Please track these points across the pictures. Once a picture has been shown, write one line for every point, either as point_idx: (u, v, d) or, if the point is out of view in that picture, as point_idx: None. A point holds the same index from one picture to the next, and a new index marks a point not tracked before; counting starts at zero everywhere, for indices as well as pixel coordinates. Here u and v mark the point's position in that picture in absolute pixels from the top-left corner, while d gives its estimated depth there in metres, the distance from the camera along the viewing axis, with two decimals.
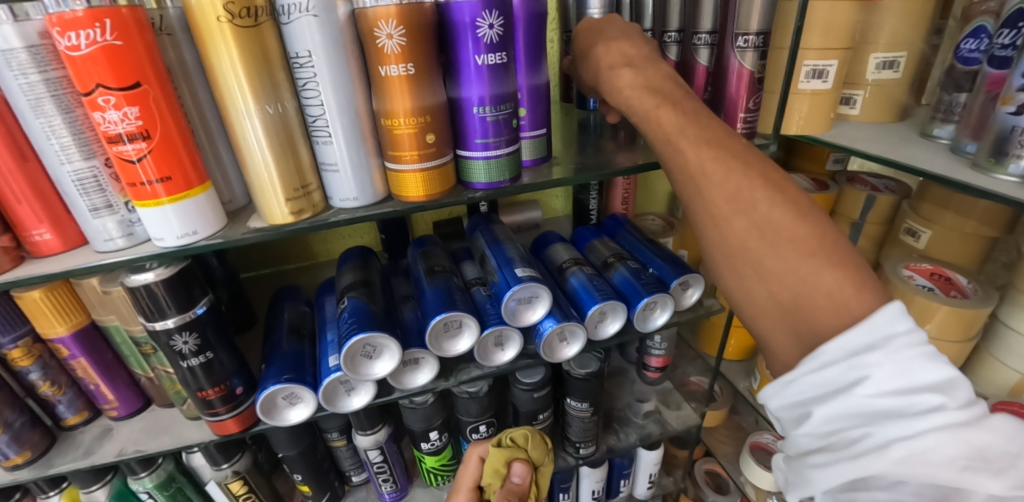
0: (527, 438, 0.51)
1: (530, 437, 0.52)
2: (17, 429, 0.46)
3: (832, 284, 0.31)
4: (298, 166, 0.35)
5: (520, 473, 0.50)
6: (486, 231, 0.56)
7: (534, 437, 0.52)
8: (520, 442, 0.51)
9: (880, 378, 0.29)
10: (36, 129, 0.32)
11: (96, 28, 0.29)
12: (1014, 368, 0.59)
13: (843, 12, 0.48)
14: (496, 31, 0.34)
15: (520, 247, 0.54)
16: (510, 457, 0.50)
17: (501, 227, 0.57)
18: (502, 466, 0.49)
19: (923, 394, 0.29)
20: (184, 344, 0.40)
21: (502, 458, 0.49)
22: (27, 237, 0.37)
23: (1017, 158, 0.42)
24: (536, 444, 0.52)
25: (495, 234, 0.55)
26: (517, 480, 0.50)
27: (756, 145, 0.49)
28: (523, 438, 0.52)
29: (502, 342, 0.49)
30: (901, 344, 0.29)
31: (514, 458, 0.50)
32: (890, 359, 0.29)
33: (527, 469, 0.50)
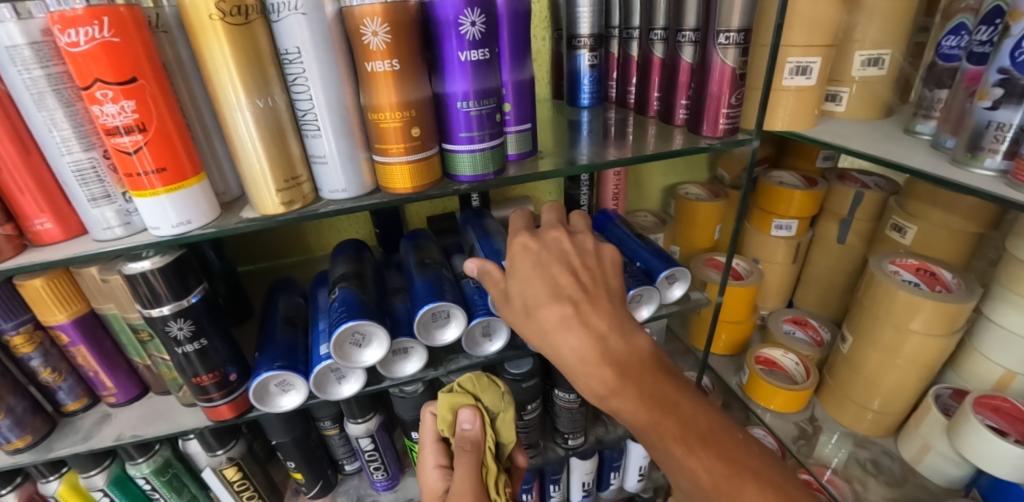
0: (479, 382, 0.48)
1: (483, 381, 0.49)
2: (18, 413, 0.47)
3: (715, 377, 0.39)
4: (288, 157, 0.37)
5: (469, 419, 0.46)
6: (475, 223, 0.58)
7: (488, 381, 0.49)
8: (474, 387, 0.48)
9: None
10: (37, 121, 0.33)
11: (95, 25, 0.30)
12: (998, 362, 0.60)
13: (825, 10, 0.49)
14: (478, 29, 0.35)
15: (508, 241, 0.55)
16: (458, 403, 0.47)
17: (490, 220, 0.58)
18: (452, 413, 0.47)
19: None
20: (179, 330, 0.41)
21: (451, 404, 0.47)
22: (29, 226, 0.38)
23: (992, 153, 0.42)
24: (490, 388, 0.48)
25: (485, 227, 0.56)
26: (467, 426, 0.46)
27: (739, 141, 0.50)
28: (478, 383, 0.49)
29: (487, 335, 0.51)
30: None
31: (462, 404, 0.47)
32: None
33: (476, 414, 0.46)
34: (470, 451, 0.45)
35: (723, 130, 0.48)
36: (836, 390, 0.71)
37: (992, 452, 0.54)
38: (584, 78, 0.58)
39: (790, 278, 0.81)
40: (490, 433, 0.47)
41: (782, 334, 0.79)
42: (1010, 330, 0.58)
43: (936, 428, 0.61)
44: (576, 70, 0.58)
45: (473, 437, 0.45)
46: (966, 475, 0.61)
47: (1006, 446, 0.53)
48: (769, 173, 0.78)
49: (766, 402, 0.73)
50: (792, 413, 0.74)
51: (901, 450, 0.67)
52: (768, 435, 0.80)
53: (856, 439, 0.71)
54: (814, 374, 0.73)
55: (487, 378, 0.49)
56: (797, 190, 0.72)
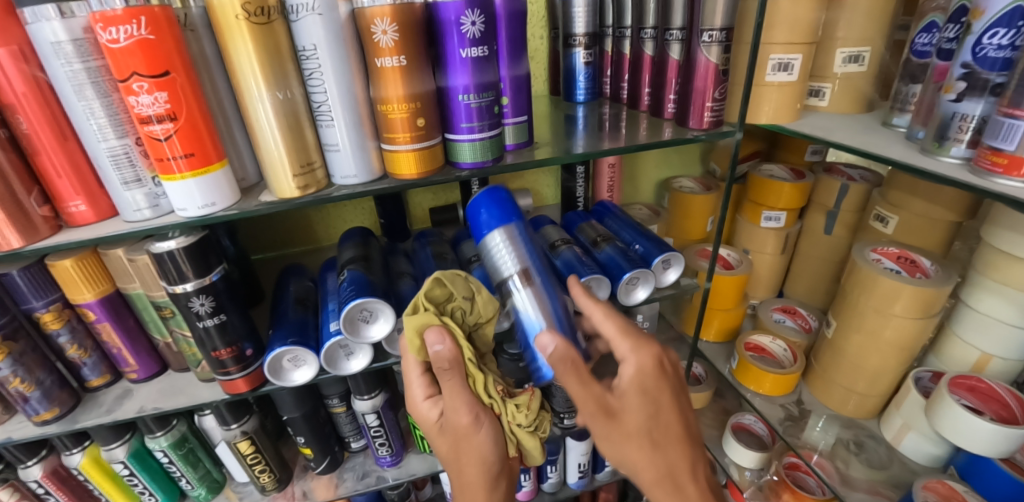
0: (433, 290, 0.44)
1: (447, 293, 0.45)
2: (47, 386, 0.51)
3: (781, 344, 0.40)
4: (304, 145, 0.40)
5: (437, 339, 0.43)
6: (519, 241, 0.47)
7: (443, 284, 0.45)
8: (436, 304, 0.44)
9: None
10: (78, 111, 0.37)
11: (134, 24, 0.33)
12: (974, 344, 0.63)
13: (806, 10, 0.52)
14: (478, 28, 0.39)
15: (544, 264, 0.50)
16: (424, 325, 0.43)
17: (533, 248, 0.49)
18: (420, 337, 0.44)
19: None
20: (201, 306, 0.45)
21: (414, 328, 0.43)
22: (65, 208, 0.42)
23: (958, 142, 0.45)
24: (449, 287, 0.44)
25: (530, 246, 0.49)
26: (438, 347, 0.43)
27: (724, 133, 0.53)
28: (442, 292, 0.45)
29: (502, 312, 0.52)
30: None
31: (427, 326, 0.43)
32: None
33: (441, 332, 0.43)
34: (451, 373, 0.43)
35: (709, 123, 0.52)
36: (822, 374, 0.74)
37: (965, 429, 0.57)
38: (579, 75, 0.62)
39: (780, 269, 0.84)
40: (465, 345, 0.44)
41: (771, 322, 0.81)
42: (986, 314, 0.61)
43: (915, 409, 0.64)
44: (571, 67, 0.61)
45: (449, 356, 0.43)
46: (943, 453, 0.64)
47: (978, 423, 0.56)
48: (760, 167, 0.81)
49: (755, 386, 0.77)
50: (779, 396, 0.77)
51: (883, 431, 0.70)
52: (760, 422, 0.84)
53: (843, 421, 0.73)
54: (800, 359, 0.76)
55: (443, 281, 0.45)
56: (786, 183, 0.75)
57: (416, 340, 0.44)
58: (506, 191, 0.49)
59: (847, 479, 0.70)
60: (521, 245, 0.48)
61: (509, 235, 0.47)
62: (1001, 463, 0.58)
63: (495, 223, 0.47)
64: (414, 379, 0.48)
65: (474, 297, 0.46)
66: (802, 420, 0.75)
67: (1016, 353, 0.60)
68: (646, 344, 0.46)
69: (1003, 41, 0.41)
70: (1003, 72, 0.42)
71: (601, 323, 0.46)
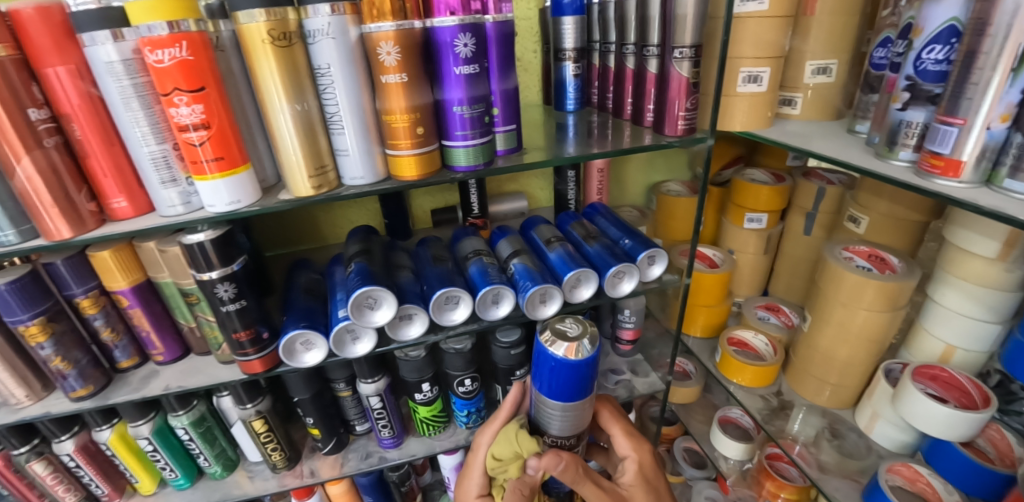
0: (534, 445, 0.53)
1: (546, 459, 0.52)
2: (83, 365, 0.57)
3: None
4: (318, 151, 0.46)
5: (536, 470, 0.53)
6: (574, 415, 0.52)
7: (524, 441, 0.53)
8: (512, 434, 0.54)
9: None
10: (125, 120, 0.43)
11: (176, 47, 0.39)
12: (940, 338, 0.67)
13: (770, 27, 0.58)
14: (469, 49, 0.44)
15: (581, 416, 0.52)
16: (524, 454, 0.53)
17: (584, 417, 0.53)
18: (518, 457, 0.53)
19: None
20: (225, 292, 0.50)
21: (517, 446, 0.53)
22: (108, 204, 0.48)
23: (905, 147, 0.50)
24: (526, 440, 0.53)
25: (567, 418, 0.52)
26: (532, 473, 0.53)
27: (696, 139, 0.58)
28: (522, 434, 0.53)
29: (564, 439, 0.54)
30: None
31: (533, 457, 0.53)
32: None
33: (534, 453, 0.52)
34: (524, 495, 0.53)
35: (682, 130, 0.57)
36: (798, 366, 0.78)
37: (927, 414, 0.61)
38: (569, 86, 0.67)
39: (762, 268, 0.89)
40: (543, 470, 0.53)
41: (755, 319, 0.85)
42: (950, 308, 0.65)
43: (884, 397, 0.68)
44: (561, 79, 0.67)
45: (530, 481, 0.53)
46: (910, 440, 0.68)
47: (938, 408, 0.60)
48: (743, 172, 0.85)
49: (738, 379, 0.81)
50: (758, 387, 0.81)
51: (857, 420, 0.73)
52: (744, 416, 0.89)
53: (819, 411, 0.77)
54: (780, 353, 0.80)
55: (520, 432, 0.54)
56: (766, 186, 0.79)
57: (519, 466, 0.53)
58: (588, 364, 0.48)
59: (821, 465, 0.73)
60: (574, 418, 0.52)
61: (551, 408, 0.51)
62: (962, 448, 0.62)
63: (554, 393, 0.50)
64: (475, 472, 0.58)
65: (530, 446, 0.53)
66: (781, 410, 0.80)
67: (977, 345, 0.64)
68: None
69: (940, 56, 0.46)
70: (940, 83, 0.47)
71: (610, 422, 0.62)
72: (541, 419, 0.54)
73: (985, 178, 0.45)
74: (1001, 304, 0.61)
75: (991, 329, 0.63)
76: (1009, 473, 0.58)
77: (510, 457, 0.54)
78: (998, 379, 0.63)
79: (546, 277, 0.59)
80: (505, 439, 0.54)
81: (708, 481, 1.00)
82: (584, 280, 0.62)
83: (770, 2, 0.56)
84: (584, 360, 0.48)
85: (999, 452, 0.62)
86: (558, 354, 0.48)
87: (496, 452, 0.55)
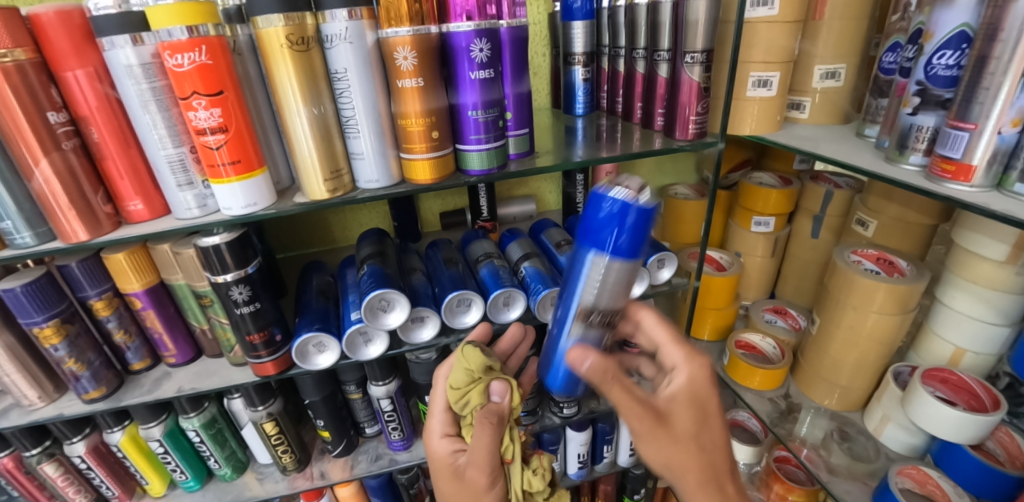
0: (487, 361, 0.50)
1: (507, 381, 0.50)
2: (96, 367, 0.57)
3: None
4: (333, 154, 0.46)
5: (499, 392, 0.50)
6: (619, 281, 0.43)
7: (472, 356, 0.50)
8: (465, 362, 0.50)
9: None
10: (143, 123, 0.43)
11: (196, 51, 0.40)
12: (950, 341, 0.67)
13: (780, 32, 0.58)
14: (485, 53, 0.45)
15: (626, 282, 0.44)
16: (487, 379, 0.50)
17: (628, 288, 0.45)
18: (479, 383, 0.50)
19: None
20: (239, 294, 0.51)
21: (476, 364, 0.49)
22: (125, 207, 0.48)
23: (916, 151, 0.50)
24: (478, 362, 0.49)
25: (609, 281, 0.43)
26: (497, 399, 0.50)
27: (706, 143, 0.58)
28: (470, 357, 0.50)
29: (597, 318, 0.45)
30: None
31: (491, 377, 0.50)
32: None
33: (500, 382, 0.50)
34: (494, 424, 0.48)
35: (693, 134, 0.57)
36: (806, 369, 0.78)
37: (936, 416, 0.61)
38: (578, 90, 0.67)
39: (769, 270, 0.89)
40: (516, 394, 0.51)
41: (762, 322, 0.86)
42: (959, 310, 0.65)
43: (893, 400, 0.68)
44: (571, 83, 0.67)
45: (499, 409, 0.50)
46: (920, 442, 0.68)
47: (947, 410, 0.60)
48: (750, 175, 0.86)
49: (746, 382, 0.81)
50: (767, 390, 0.81)
51: (866, 423, 0.74)
52: (751, 419, 0.89)
53: (828, 414, 0.77)
54: (788, 356, 0.81)
55: (468, 350, 0.50)
56: (774, 189, 0.80)
57: (480, 390, 0.49)
58: (649, 213, 0.41)
59: (831, 468, 0.73)
60: (617, 285, 0.44)
61: (591, 266, 0.43)
62: (972, 450, 0.62)
63: (601, 249, 0.42)
64: (437, 415, 0.53)
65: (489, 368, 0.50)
66: (790, 413, 0.80)
67: (986, 347, 0.64)
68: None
69: (950, 61, 0.46)
70: (951, 89, 0.47)
71: (653, 329, 0.49)
72: (576, 287, 0.45)
73: (996, 181, 0.45)
74: (1010, 306, 0.61)
75: (1001, 331, 0.63)
76: (1020, 476, 0.58)
77: (467, 383, 0.50)
78: (1008, 382, 0.64)
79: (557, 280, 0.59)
80: (461, 363, 0.50)
81: None
82: None
83: (781, 7, 0.57)
84: (646, 206, 0.40)
85: (1009, 454, 0.61)
86: (617, 196, 0.40)
87: (452, 383, 0.51)
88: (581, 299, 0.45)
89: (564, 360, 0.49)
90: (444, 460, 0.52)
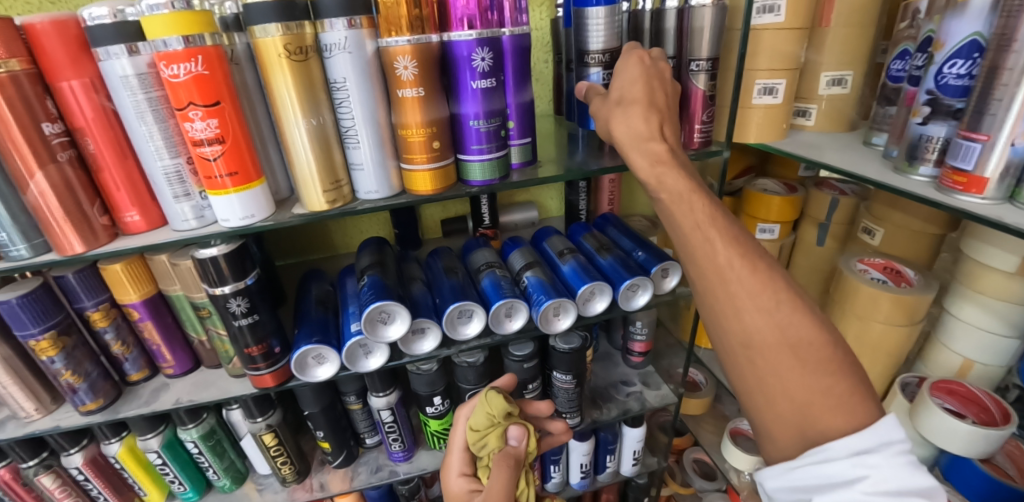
0: (508, 406, 0.52)
1: (524, 427, 0.53)
2: (93, 378, 0.56)
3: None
4: (333, 165, 0.45)
5: (516, 436, 0.52)
6: (613, 22, 0.53)
7: (494, 400, 0.52)
8: (486, 408, 0.53)
9: (877, 480, 0.34)
10: (139, 134, 0.43)
11: (192, 61, 0.39)
12: (958, 352, 0.66)
13: (785, 40, 0.57)
14: (487, 63, 0.44)
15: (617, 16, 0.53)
16: (505, 427, 0.52)
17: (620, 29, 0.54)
18: (499, 431, 0.51)
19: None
20: (237, 306, 0.50)
21: (497, 408, 0.52)
22: (121, 218, 0.47)
23: (926, 162, 0.49)
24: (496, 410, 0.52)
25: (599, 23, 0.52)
26: (514, 443, 0.52)
27: (711, 152, 0.58)
28: (491, 403, 0.53)
29: (598, 58, 0.54)
30: (897, 450, 0.34)
31: (510, 422, 0.52)
32: (887, 462, 0.34)
33: (521, 429, 0.53)
34: (511, 467, 0.50)
35: (698, 143, 0.56)
36: None
37: (947, 430, 0.60)
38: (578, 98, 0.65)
39: None
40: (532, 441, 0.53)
41: None
42: (967, 321, 0.64)
43: (902, 412, 0.67)
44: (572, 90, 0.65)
45: (517, 453, 0.51)
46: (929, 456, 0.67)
47: (957, 424, 0.59)
48: (754, 182, 0.85)
49: None
50: None
51: None
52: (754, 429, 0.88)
53: None
54: None
55: (491, 394, 0.53)
56: (777, 196, 0.79)
57: (497, 433, 0.51)
58: None
59: None
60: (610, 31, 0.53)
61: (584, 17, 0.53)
62: (981, 463, 0.61)
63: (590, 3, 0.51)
64: (456, 453, 0.54)
65: (508, 416, 0.53)
66: None
67: (996, 359, 0.64)
68: (870, 423, 0.35)
69: (961, 71, 0.45)
70: (963, 98, 0.46)
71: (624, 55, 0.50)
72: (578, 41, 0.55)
73: (1008, 194, 0.44)
74: (1019, 317, 0.60)
75: (1010, 344, 0.62)
76: None
77: (486, 426, 0.52)
78: (1017, 394, 0.65)
79: (559, 290, 0.58)
80: (484, 406, 0.53)
81: (719, 494, 0.97)
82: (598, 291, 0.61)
83: (787, 13, 0.56)
84: None
85: (1018, 468, 0.61)
86: None
87: (473, 424, 0.53)
88: (582, 47, 0.54)
89: (594, 78, 0.55)
90: (460, 499, 0.52)
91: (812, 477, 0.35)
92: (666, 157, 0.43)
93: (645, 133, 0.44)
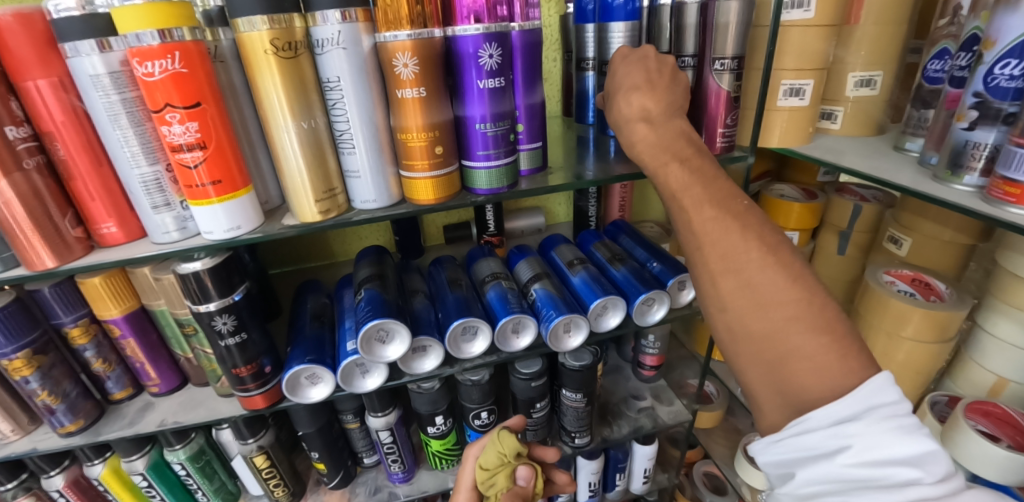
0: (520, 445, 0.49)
1: (533, 467, 0.50)
2: (73, 399, 0.53)
3: (836, 370, 0.35)
4: (326, 172, 0.41)
5: (525, 476, 0.50)
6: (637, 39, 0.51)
7: (506, 439, 0.49)
8: (495, 445, 0.49)
9: (860, 448, 0.33)
10: (113, 139, 0.39)
11: (168, 58, 0.35)
12: (991, 370, 0.62)
13: (815, 37, 0.53)
14: (495, 60, 0.40)
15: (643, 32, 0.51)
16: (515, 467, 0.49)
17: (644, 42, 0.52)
18: (509, 471, 0.48)
19: (897, 468, 0.33)
20: (223, 324, 0.46)
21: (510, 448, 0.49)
22: (97, 229, 0.44)
23: (971, 171, 0.45)
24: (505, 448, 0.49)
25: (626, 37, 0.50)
26: (523, 483, 0.50)
27: (734, 157, 0.54)
28: (502, 442, 0.49)
29: None
30: (880, 415, 0.34)
31: (520, 461, 0.50)
32: (869, 429, 0.33)
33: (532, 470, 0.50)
34: None
35: (721, 147, 0.52)
36: None
37: (982, 455, 0.56)
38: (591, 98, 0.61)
39: None
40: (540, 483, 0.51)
41: None
42: (1001, 338, 0.60)
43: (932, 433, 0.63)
44: (583, 90, 0.61)
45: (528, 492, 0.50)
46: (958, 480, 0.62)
47: (996, 450, 0.55)
48: (771, 187, 0.81)
49: None
50: None
51: None
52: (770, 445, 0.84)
53: None
54: None
55: (503, 432, 0.50)
56: (796, 202, 0.75)
57: (507, 473, 0.48)
58: None
59: None
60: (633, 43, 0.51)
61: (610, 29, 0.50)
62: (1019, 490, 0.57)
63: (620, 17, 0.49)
64: (465, 493, 0.52)
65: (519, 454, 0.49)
66: None
67: None
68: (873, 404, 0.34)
69: (1014, 72, 0.41)
70: (1015, 101, 0.42)
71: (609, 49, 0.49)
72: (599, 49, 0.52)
73: None
74: None
75: None
76: None
77: (496, 464, 0.49)
78: None
79: (570, 305, 0.55)
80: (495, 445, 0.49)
81: None
82: (612, 306, 0.57)
83: (817, 9, 0.52)
84: None
85: None
86: None
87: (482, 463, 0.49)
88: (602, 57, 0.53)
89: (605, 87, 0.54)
90: None
91: (794, 449, 0.36)
92: (664, 150, 0.42)
93: (631, 114, 0.44)
